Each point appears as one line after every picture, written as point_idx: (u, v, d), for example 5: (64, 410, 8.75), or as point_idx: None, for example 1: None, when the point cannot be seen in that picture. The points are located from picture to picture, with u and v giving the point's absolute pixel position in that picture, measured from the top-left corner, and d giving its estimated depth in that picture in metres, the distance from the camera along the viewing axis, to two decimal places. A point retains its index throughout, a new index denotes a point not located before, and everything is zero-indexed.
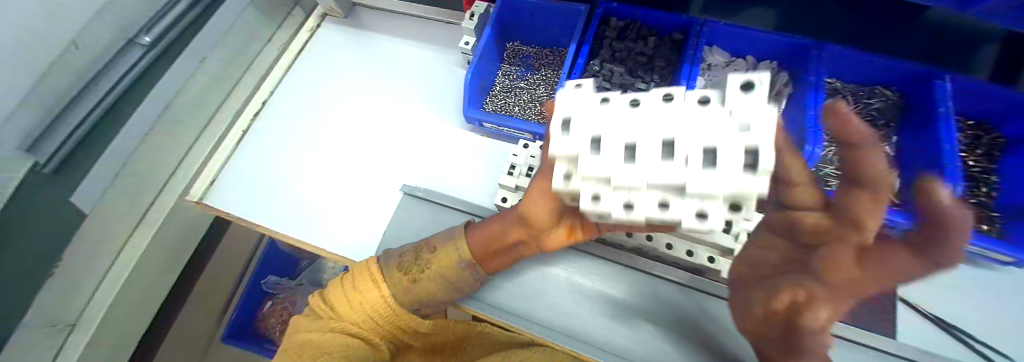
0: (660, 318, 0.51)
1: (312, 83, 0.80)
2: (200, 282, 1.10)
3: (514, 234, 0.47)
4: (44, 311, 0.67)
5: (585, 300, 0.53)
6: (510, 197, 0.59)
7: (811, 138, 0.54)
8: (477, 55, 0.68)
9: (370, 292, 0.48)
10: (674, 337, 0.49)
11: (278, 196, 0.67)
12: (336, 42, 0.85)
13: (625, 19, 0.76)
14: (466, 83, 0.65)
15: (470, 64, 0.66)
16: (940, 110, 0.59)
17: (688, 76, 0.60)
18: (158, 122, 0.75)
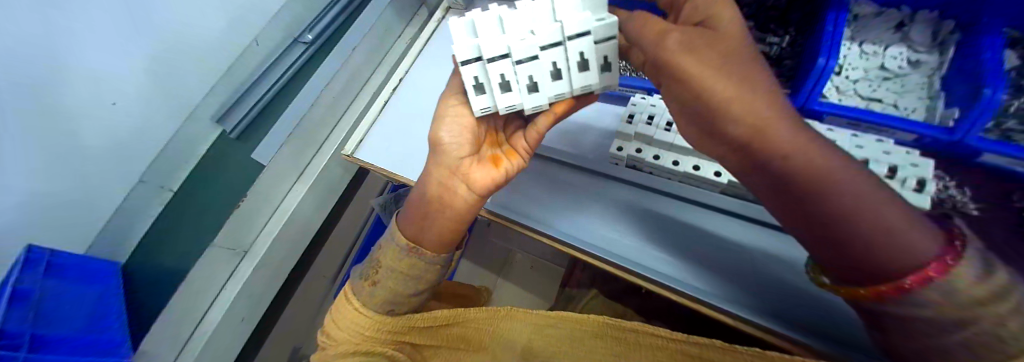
0: (748, 279, 0.52)
1: (439, 61, 0.94)
2: (333, 235, 1.31)
3: (431, 190, 0.59)
4: (222, 238, 0.86)
5: (678, 255, 0.57)
6: (628, 146, 0.65)
7: (990, 81, 0.47)
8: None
9: (349, 311, 0.61)
10: (768, 300, 0.50)
11: (412, 152, 0.81)
12: None
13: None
14: None
15: None
16: None
17: (835, 23, 0.54)
18: (320, 96, 0.92)
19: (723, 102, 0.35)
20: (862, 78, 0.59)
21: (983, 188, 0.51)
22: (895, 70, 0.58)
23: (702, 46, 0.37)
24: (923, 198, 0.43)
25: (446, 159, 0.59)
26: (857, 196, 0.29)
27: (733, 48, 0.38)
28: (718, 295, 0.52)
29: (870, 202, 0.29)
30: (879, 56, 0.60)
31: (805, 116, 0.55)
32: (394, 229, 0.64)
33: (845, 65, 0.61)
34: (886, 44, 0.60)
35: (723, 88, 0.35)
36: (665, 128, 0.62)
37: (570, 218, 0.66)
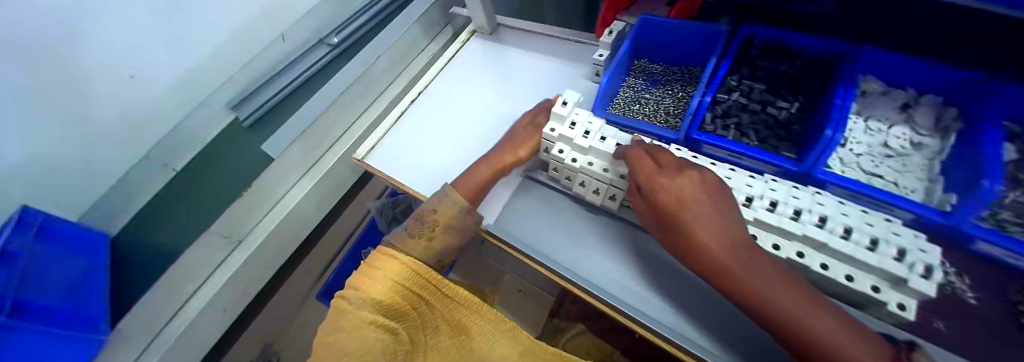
0: (756, 349, 0.49)
1: (457, 81, 0.96)
2: (326, 234, 1.30)
3: (490, 168, 0.67)
4: (222, 227, 0.86)
5: (687, 312, 0.54)
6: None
7: (987, 173, 0.47)
8: (614, 62, 0.72)
9: (387, 261, 0.56)
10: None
11: (423, 165, 0.82)
12: (480, 53, 1.02)
13: (770, 41, 0.69)
14: (601, 85, 0.71)
15: (607, 71, 0.72)
16: None
17: (844, 97, 0.56)
18: (339, 98, 0.93)
19: (695, 265, 0.47)
20: (866, 153, 0.61)
21: (984, 276, 0.51)
22: (897, 148, 0.60)
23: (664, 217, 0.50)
24: (932, 286, 0.41)
25: (510, 145, 0.69)
26: (816, 338, 0.38)
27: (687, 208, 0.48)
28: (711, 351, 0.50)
29: (828, 344, 0.37)
30: (882, 134, 0.62)
31: (809, 183, 0.56)
32: (447, 188, 0.65)
33: (851, 138, 0.63)
34: (892, 123, 0.63)
35: (689, 257, 0.47)
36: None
37: (567, 248, 0.64)
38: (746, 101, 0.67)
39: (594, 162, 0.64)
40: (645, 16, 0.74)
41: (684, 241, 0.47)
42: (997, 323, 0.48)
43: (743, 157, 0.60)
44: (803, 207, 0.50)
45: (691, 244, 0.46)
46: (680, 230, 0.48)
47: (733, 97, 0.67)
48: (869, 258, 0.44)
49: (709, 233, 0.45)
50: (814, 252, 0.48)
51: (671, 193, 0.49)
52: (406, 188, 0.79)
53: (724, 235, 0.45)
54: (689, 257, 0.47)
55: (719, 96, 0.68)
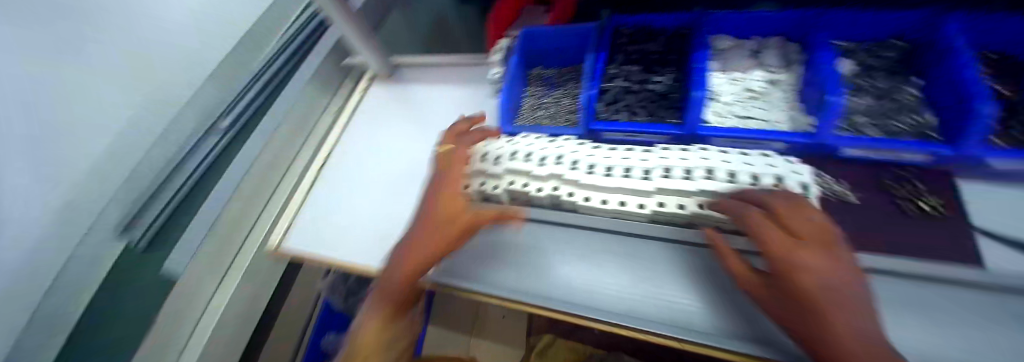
0: (691, 305, 0.50)
1: (367, 134, 0.93)
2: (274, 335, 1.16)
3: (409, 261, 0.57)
4: None
5: (617, 289, 0.55)
6: (545, 186, 0.64)
7: (829, 89, 0.55)
8: (507, 78, 0.74)
9: None
10: (707, 326, 0.48)
11: (347, 232, 0.77)
12: (382, 98, 1.00)
13: (635, 26, 0.75)
14: (500, 105, 0.73)
15: (503, 87, 0.73)
16: (955, 40, 0.54)
17: (700, 59, 0.63)
18: (239, 190, 0.83)
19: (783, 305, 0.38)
20: (736, 102, 0.67)
21: (859, 177, 0.59)
22: (759, 91, 0.66)
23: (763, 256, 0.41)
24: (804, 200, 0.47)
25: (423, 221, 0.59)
26: None
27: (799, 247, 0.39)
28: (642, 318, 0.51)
29: None
30: (745, 81, 0.68)
31: (696, 140, 0.63)
32: (362, 318, 0.59)
33: (719, 94, 0.68)
34: (749, 69, 0.69)
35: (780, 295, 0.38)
36: (572, 166, 0.63)
37: (503, 266, 0.63)
38: (629, 83, 0.72)
39: (515, 178, 0.67)
40: (524, 30, 0.77)
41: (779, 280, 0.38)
42: (883, 213, 0.55)
43: (637, 134, 0.66)
44: (693, 166, 0.56)
45: (787, 281, 0.37)
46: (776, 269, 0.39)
47: (617, 83, 0.72)
48: (757, 193, 0.50)
49: (820, 275, 0.36)
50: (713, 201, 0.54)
51: (807, 233, 0.39)
52: (336, 261, 0.73)
53: (834, 289, 0.35)
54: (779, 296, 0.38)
55: (605, 86, 0.73)
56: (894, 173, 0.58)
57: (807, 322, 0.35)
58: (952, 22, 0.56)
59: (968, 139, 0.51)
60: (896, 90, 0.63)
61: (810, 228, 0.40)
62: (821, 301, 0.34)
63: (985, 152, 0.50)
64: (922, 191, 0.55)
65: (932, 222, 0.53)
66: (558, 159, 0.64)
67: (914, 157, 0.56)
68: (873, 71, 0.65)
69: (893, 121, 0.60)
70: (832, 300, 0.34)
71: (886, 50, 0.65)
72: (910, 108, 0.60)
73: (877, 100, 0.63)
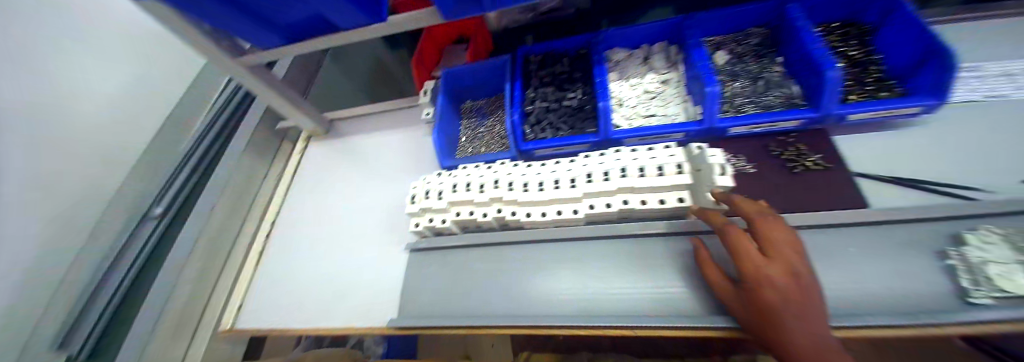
0: (624, 294, 0.60)
1: (314, 191, 0.93)
2: None
3: None
4: None
5: (565, 293, 0.62)
6: (490, 210, 0.67)
7: (707, 81, 0.63)
8: (436, 117, 0.77)
9: None
10: (639, 308, 0.58)
11: (307, 296, 0.76)
12: (321, 153, 1.02)
13: (540, 53, 0.84)
14: (435, 141, 0.73)
15: (434, 126, 0.75)
16: (800, 24, 0.66)
17: (600, 72, 0.72)
18: (182, 277, 0.78)
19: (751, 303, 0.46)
20: (638, 103, 0.76)
21: (752, 150, 0.68)
22: (655, 90, 0.76)
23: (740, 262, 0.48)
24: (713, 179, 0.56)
25: None
26: None
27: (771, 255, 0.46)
28: (590, 314, 0.59)
29: None
30: (642, 84, 0.78)
31: (612, 143, 0.71)
32: None
33: (624, 99, 0.78)
34: (644, 74, 0.79)
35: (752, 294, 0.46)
36: (509, 188, 0.66)
37: (469, 295, 0.65)
38: (547, 103, 0.79)
39: (460, 209, 0.68)
40: (445, 70, 0.82)
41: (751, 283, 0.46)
42: (779, 176, 0.64)
43: (563, 147, 0.73)
44: (611, 168, 0.63)
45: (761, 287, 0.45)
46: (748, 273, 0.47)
47: (537, 105, 0.79)
48: (672, 180, 0.59)
49: (793, 284, 0.43)
50: (635, 194, 0.63)
51: (774, 242, 0.47)
52: (301, 332, 0.70)
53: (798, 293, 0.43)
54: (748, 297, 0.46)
55: (527, 109, 0.79)
56: (778, 140, 0.68)
57: (771, 320, 0.44)
58: (791, 9, 0.68)
59: (826, 104, 0.61)
60: (765, 70, 0.73)
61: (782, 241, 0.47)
62: (783, 310, 0.42)
63: (838, 110, 0.61)
64: (802, 151, 0.65)
65: (816, 174, 0.62)
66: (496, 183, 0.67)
67: (790, 125, 0.66)
68: (742, 56, 0.76)
69: (767, 97, 0.69)
70: (795, 311, 0.42)
71: (752, 38, 0.77)
72: (778, 83, 0.70)
73: (752, 80, 0.73)
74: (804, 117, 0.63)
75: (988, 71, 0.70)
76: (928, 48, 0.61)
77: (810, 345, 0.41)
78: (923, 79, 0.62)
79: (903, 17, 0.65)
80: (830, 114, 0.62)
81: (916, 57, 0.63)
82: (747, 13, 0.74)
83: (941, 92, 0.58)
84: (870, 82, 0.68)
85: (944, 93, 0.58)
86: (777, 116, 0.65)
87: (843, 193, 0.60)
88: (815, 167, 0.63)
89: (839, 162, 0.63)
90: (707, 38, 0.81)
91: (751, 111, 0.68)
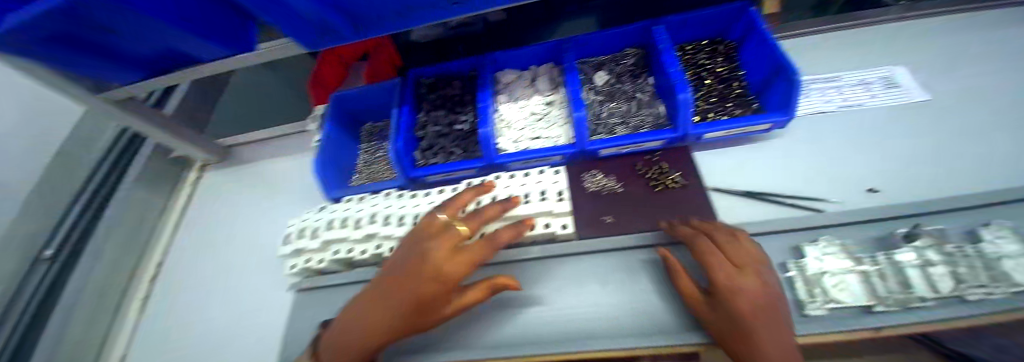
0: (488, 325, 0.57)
1: (209, 225, 0.92)
2: None
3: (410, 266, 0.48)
4: None
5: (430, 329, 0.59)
6: (367, 247, 0.62)
7: (574, 107, 0.66)
8: (321, 142, 0.72)
9: None
10: (503, 340, 0.55)
11: (186, 344, 0.74)
12: (216, 180, 1.02)
13: (432, 76, 0.84)
14: (317, 171, 0.68)
15: (315, 152, 0.70)
16: (660, 46, 0.70)
17: (484, 97, 0.71)
18: (68, 328, 0.72)
19: (724, 300, 0.45)
20: (525, 127, 0.77)
21: (621, 169, 0.71)
22: (539, 112, 0.77)
23: (713, 261, 0.49)
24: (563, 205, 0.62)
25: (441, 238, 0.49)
26: None
27: (743, 260, 0.49)
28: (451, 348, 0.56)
29: None
30: (528, 106, 0.79)
31: (498, 166, 0.72)
32: None
33: (510, 122, 0.78)
34: (530, 96, 0.80)
35: (731, 288, 0.45)
36: (384, 222, 0.62)
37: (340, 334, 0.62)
38: (439, 127, 0.79)
39: (337, 247, 0.63)
40: (335, 93, 0.80)
41: (727, 278, 0.46)
42: (642, 194, 0.67)
43: (453, 173, 0.71)
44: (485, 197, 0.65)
45: (742, 283, 0.45)
46: (723, 272, 0.47)
47: (427, 130, 0.79)
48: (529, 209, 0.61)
49: (765, 284, 0.45)
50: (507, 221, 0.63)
51: (740, 251, 0.50)
52: None
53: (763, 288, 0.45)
54: (723, 293, 0.46)
55: (417, 134, 0.78)
56: (644, 159, 0.71)
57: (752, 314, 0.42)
58: (658, 31, 0.71)
59: (683, 125, 0.64)
60: (638, 90, 0.76)
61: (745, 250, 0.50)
62: (761, 306, 0.43)
63: (694, 131, 0.65)
64: (663, 170, 0.68)
65: (674, 192, 0.65)
66: (370, 219, 0.63)
67: (654, 145, 0.69)
68: (620, 76, 0.79)
69: (638, 117, 0.72)
70: (766, 310, 0.42)
71: (630, 57, 0.79)
72: (646, 103, 0.74)
73: (626, 100, 0.76)
74: (664, 138, 0.66)
75: (843, 81, 0.74)
76: (776, 68, 0.64)
77: (779, 342, 0.40)
78: (774, 97, 0.65)
79: (756, 38, 0.69)
80: (688, 134, 0.66)
81: (768, 77, 0.67)
82: (622, 34, 0.76)
83: (787, 108, 0.62)
84: (732, 99, 0.71)
85: (789, 109, 0.61)
86: (643, 137, 0.67)
87: (699, 208, 0.63)
88: (672, 185, 0.66)
89: (694, 179, 0.66)
90: (584, 59, 0.83)
91: (621, 131, 0.71)
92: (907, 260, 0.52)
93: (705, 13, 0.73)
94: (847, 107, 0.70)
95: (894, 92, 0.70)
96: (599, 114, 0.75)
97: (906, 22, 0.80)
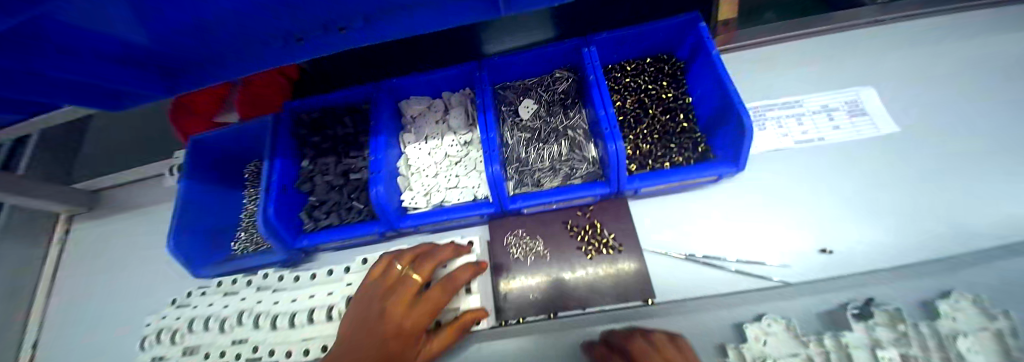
0: None
1: (86, 294, 0.80)
2: None
3: (374, 317, 0.44)
4: None
5: None
6: (242, 351, 0.52)
7: (487, 160, 0.53)
8: (176, 209, 0.60)
9: None
10: None
11: None
12: (88, 234, 0.87)
13: (317, 108, 0.68)
14: (173, 253, 0.58)
15: (171, 226, 0.58)
16: (591, 77, 0.56)
17: (377, 147, 0.58)
18: None
19: None
20: (438, 173, 0.64)
21: (549, 226, 0.61)
22: (454, 156, 0.64)
23: None
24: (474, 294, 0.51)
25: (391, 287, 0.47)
26: None
27: None
28: None
29: None
30: (441, 148, 0.65)
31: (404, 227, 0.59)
32: None
33: (420, 170, 0.65)
34: (443, 134, 0.67)
35: None
36: (254, 323, 0.52)
37: None
38: (331, 177, 0.65)
39: (207, 350, 0.53)
40: (193, 138, 0.65)
41: None
42: (574, 260, 0.57)
43: (347, 240, 0.60)
44: None
45: None
46: None
47: (318, 182, 0.65)
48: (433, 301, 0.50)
49: None
50: None
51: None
52: None
53: None
54: None
55: (301, 188, 0.65)
56: (579, 214, 0.61)
57: None
58: (586, 55, 0.58)
59: (617, 180, 0.53)
60: (569, 126, 0.64)
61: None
62: None
63: (628, 185, 0.54)
64: (596, 230, 0.59)
65: (607, 258, 0.56)
66: (240, 316, 0.53)
67: (585, 199, 0.59)
68: (550, 106, 0.66)
69: (566, 162, 0.61)
70: None
71: (561, 82, 0.66)
72: (574, 143, 0.62)
73: (553, 138, 0.63)
74: (597, 193, 0.55)
75: (805, 108, 0.64)
76: (722, 106, 0.54)
77: None
78: (722, 141, 0.56)
79: (705, 65, 0.58)
80: (623, 189, 0.55)
81: (716, 113, 0.56)
82: (547, 53, 0.63)
83: (736, 157, 0.52)
84: (678, 136, 0.60)
85: (739, 159, 0.51)
86: (572, 192, 0.55)
87: (640, 280, 0.54)
88: (605, 249, 0.57)
89: (630, 241, 0.57)
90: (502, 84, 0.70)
91: (547, 181, 0.60)
92: (856, 346, 0.45)
93: (644, 28, 0.61)
94: (809, 142, 0.61)
95: (861, 121, 0.61)
96: (524, 157, 0.63)
97: (880, 30, 0.69)
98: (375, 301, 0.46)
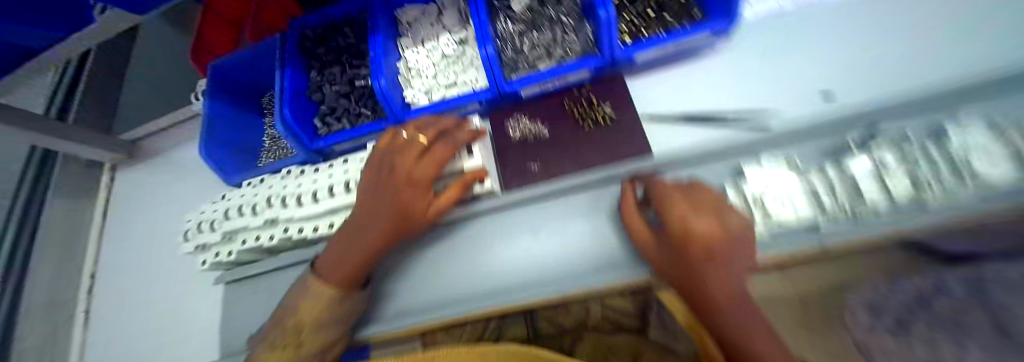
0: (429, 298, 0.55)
1: (131, 228, 0.89)
2: None
3: (387, 174, 0.49)
4: None
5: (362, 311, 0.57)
6: (273, 231, 0.57)
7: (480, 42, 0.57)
8: (204, 123, 0.65)
9: None
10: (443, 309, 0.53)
11: (129, 352, 0.75)
12: (128, 179, 0.96)
13: (320, 25, 0.71)
14: (206, 158, 0.63)
15: (201, 135, 0.64)
16: None
17: (377, 45, 0.61)
18: None
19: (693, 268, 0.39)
20: (438, 72, 0.66)
21: (548, 109, 0.63)
22: (450, 54, 0.67)
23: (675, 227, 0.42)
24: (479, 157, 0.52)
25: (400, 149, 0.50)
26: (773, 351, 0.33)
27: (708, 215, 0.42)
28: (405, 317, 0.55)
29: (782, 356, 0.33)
30: (438, 48, 0.68)
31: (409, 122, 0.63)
32: None
33: (419, 70, 0.67)
34: (439, 36, 0.69)
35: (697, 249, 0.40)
36: (282, 204, 0.57)
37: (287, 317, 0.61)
38: (339, 87, 0.69)
39: (243, 236, 0.59)
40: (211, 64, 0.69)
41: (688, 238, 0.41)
42: (570, 133, 0.60)
43: (361, 139, 0.64)
44: None
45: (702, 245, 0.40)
46: (687, 240, 0.41)
47: (326, 92, 0.69)
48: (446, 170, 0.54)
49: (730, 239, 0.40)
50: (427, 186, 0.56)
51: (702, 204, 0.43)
52: None
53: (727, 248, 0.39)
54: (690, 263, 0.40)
55: (314, 98, 0.69)
56: (577, 93, 0.63)
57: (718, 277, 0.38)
58: None
59: (608, 48, 0.55)
60: (562, 14, 0.65)
61: (706, 204, 0.43)
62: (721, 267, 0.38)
63: (622, 54, 0.56)
64: (591, 104, 0.61)
65: (606, 129, 0.58)
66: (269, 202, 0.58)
67: (580, 77, 0.61)
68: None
69: (558, 46, 0.63)
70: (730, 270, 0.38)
71: None
72: (569, 28, 0.63)
73: (547, 28, 0.65)
74: (590, 67, 0.57)
75: None
76: None
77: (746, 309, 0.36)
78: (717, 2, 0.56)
79: None
80: (616, 59, 0.57)
81: None
82: None
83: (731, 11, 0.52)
84: (668, 12, 0.62)
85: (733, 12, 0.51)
86: (564, 70, 0.58)
87: (636, 141, 0.57)
88: (603, 120, 0.59)
89: (626, 110, 0.60)
90: None
91: (543, 65, 0.62)
92: (859, 170, 0.45)
93: None
94: (806, 2, 0.60)
95: None
96: (517, 47, 0.65)
97: None
98: (387, 162, 0.50)
